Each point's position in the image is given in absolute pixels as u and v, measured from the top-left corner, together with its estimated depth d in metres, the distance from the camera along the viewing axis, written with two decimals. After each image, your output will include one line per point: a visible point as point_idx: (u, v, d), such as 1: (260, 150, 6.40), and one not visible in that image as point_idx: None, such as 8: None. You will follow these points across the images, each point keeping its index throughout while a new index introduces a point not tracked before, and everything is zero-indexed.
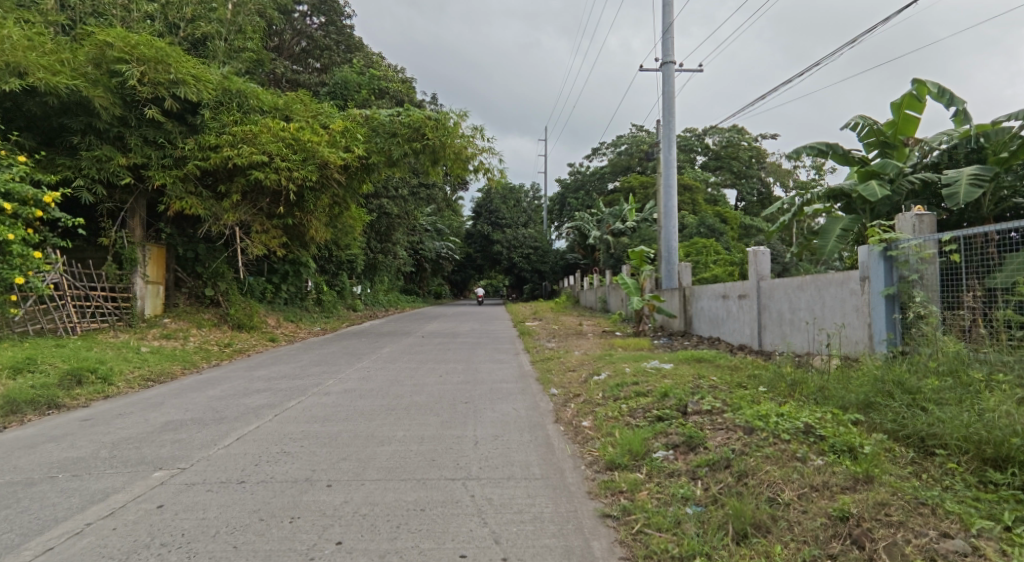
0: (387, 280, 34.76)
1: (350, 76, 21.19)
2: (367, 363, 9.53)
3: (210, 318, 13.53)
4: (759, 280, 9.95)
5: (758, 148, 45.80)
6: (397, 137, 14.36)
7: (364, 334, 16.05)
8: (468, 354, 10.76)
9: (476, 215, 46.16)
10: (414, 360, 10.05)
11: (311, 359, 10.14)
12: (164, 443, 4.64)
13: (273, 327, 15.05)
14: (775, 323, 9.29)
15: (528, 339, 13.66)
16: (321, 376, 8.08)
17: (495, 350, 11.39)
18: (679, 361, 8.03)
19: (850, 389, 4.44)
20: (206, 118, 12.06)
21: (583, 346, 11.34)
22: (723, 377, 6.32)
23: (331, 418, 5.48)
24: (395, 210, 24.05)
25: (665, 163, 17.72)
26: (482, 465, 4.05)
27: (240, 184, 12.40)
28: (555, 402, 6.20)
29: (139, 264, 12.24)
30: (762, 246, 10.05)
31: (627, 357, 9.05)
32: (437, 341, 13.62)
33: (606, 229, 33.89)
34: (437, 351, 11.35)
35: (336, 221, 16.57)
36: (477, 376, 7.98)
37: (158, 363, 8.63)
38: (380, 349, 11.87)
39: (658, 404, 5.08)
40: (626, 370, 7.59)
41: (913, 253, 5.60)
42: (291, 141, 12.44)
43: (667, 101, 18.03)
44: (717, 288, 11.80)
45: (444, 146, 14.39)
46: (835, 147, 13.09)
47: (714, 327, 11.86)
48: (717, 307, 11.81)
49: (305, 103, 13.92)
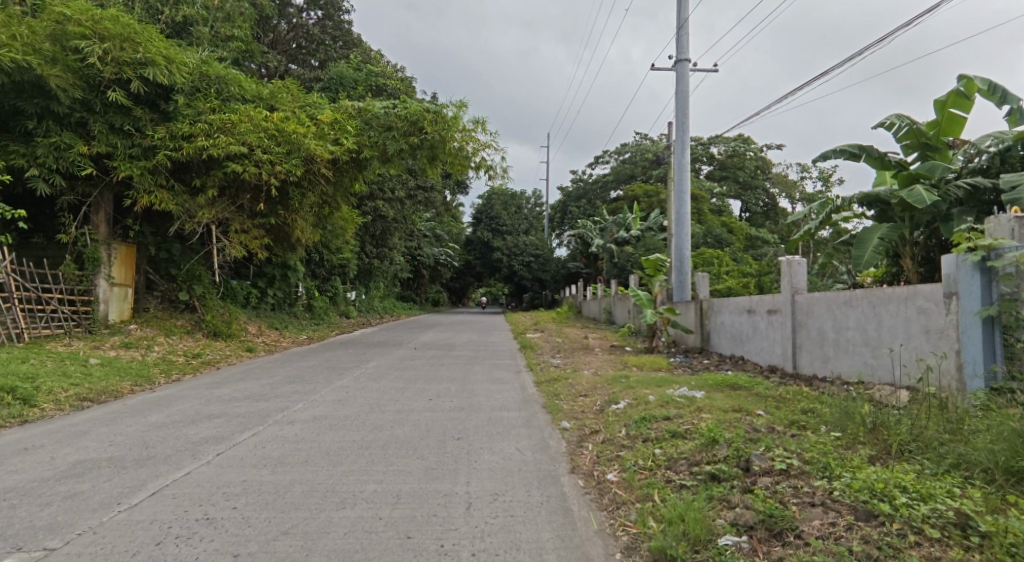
0: (382, 286, 33.57)
1: (345, 70, 20.16)
2: (348, 380, 8.38)
3: (183, 325, 12.39)
4: (794, 294, 8.81)
5: (764, 159, 44.91)
6: (392, 131, 13.30)
7: (353, 344, 14.96)
8: (465, 371, 9.61)
9: (476, 221, 45.11)
10: (402, 377, 8.90)
11: (287, 375, 8.97)
12: (52, 498, 3.46)
13: (253, 335, 13.92)
14: (815, 343, 8.17)
15: (529, 353, 12.54)
16: (292, 398, 6.90)
17: (494, 367, 10.24)
18: (709, 388, 6.87)
19: (976, 447, 3.38)
20: (180, 105, 10.93)
21: (592, 363, 10.22)
22: (773, 415, 5.18)
23: (286, 461, 4.31)
24: (391, 214, 22.98)
25: (678, 168, 16.67)
26: (477, 549, 2.90)
27: (217, 178, 11.25)
28: (568, 441, 5.05)
29: (102, 264, 11.09)
30: (797, 256, 8.93)
31: (645, 379, 7.91)
32: (432, 354, 12.51)
33: (609, 237, 32.87)
34: (430, 367, 10.22)
35: (325, 221, 15.49)
36: (473, 401, 6.83)
37: (105, 378, 7.44)
38: (368, 363, 10.76)
39: (707, 453, 3.94)
40: (648, 398, 6.46)
41: (1018, 265, 4.50)
42: (275, 131, 11.30)
43: (680, 101, 16.98)
44: (742, 301, 10.65)
45: (443, 140, 13.36)
46: (868, 149, 11.91)
47: (737, 345, 10.72)
48: (741, 322, 10.66)
49: (292, 92, 12.83)
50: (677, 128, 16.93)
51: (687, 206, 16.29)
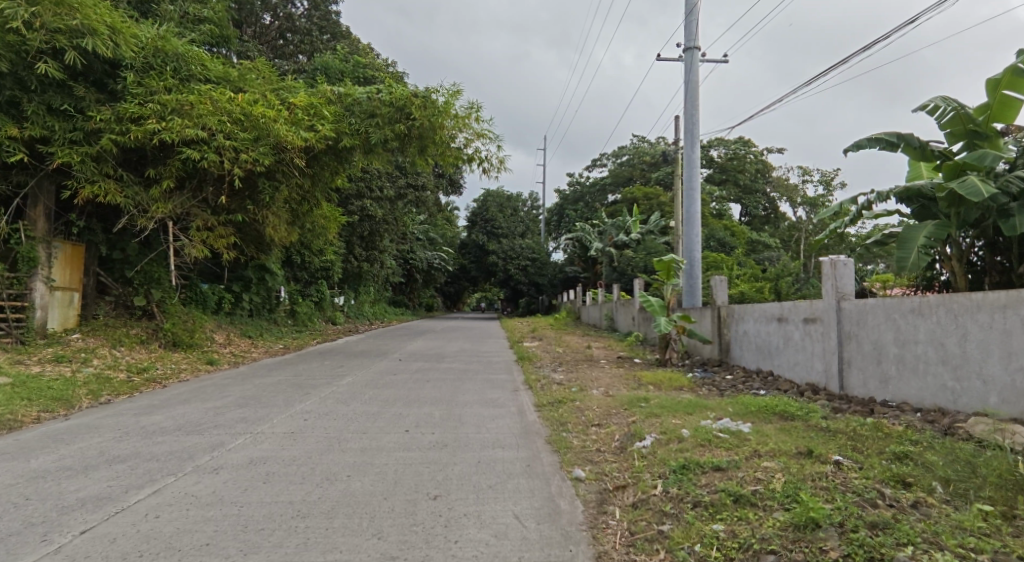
0: (372, 290, 32.20)
1: (331, 61, 18.80)
2: (313, 403, 7.01)
3: (137, 334, 11.08)
4: (839, 301, 7.48)
5: (765, 162, 43.75)
6: (375, 118, 11.92)
7: (331, 354, 13.66)
8: (454, 390, 8.28)
9: (471, 224, 43.78)
10: (378, 398, 7.57)
11: (243, 395, 7.61)
12: None
13: (219, 344, 12.64)
14: (870, 360, 6.84)
15: (527, 366, 11.22)
16: (234, 431, 5.54)
17: (488, 384, 8.90)
18: (750, 417, 5.56)
19: None
20: (129, 83, 9.56)
21: (600, 380, 8.91)
22: (861, 465, 3.86)
23: (176, 545, 2.96)
24: (380, 215, 21.63)
25: (688, 164, 15.41)
26: None
27: (173, 167, 9.89)
28: (585, 502, 3.73)
29: (40, 266, 9.75)
30: (842, 256, 7.59)
31: (667, 402, 6.61)
32: (418, 367, 11.20)
33: (608, 241, 31.66)
34: (413, 384, 8.87)
35: (303, 219, 14.16)
36: (461, 435, 5.50)
37: (8, 403, 6.10)
38: (343, 378, 9.43)
39: (807, 547, 2.61)
40: (681, 431, 5.12)
41: None
42: (240, 115, 9.94)
43: (689, 93, 15.74)
44: (771, 309, 9.32)
45: (433, 128, 12.07)
46: (909, 137, 10.40)
47: (766, 359, 9.38)
48: (770, 333, 9.34)
49: (263, 73, 11.46)
50: (685, 122, 15.70)
51: (696, 205, 15.06)
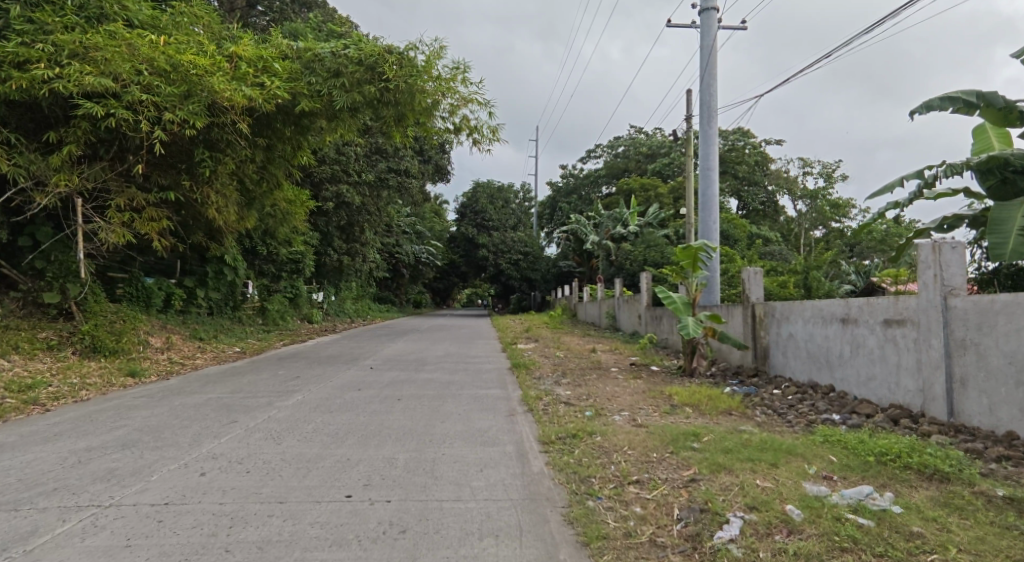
0: (353, 286, 30.21)
1: (298, 27, 16.62)
2: (230, 441, 5.03)
3: (47, 339, 9.09)
4: (947, 297, 5.57)
5: (764, 153, 42.02)
6: (340, 77, 9.70)
7: (294, 360, 11.73)
8: (430, 415, 6.33)
9: (460, 217, 41.80)
10: (327, 428, 5.62)
11: (143, 428, 5.61)
12: None
13: (155, 348, 10.67)
14: (1003, 380, 5.01)
15: (524, 375, 9.30)
16: (75, 502, 3.55)
17: (476, 405, 6.94)
18: (877, 477, 3.63)
19: None
20: (14, 19, 7.50)
21: (620, 398, 6.98)
22: None
23: None
24: (359, 203, 19.57)
25: (703, 141, 13.57)
26: None
27: (76, 130, 7.88)
28: None
29: None
30: (949, 237, 5.68)
31: (729, 439, 4.68)
32: (392, 377, 9.23)
33: (605, 234, 29.81)
34: (379, 406, 6.90)
35: (259, 201, 12.16)
36: (430, 510, 3.54)
37: None
38: (293, 395, 7.49)
39: None
40: (785, 508, 3.17)
41: None
42: (162, 65, 7.90)
43: (704, 61, 13.87)
44: (831, 308, 7.41)
45: (410, 92, 10.01)
46: (994, 95, 8.34)
47: (825, 369, 7.49)
48: (829, 337, 7.44)
49: (201, 18, 9.32)
50: (701, 93, 13.78)
51: (712, 188, 13.23)
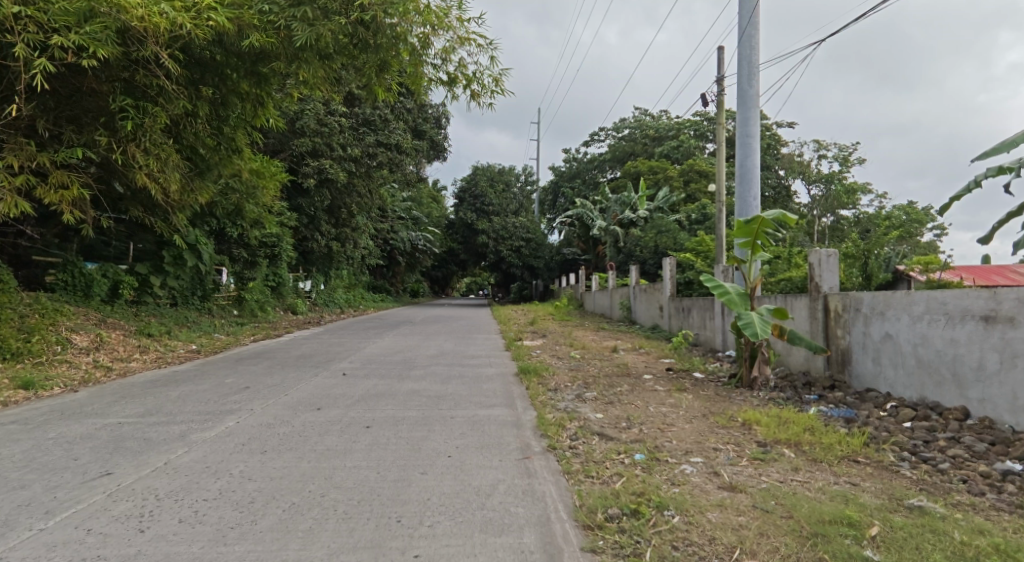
0: (343, 275, 28.09)
1: None
2: (56, 530, 2.97)
3: None
4: None
5: (776, 136, 39.85)
6: (301, 5, 7.60)
7: (255, 361, 9.72)
8: (406, 462, 4.26)
9: (459, 202, 39.64)
10: (239, 492, 3.57)
11: None
12: None
13: (79, 350, 8.70)
14: None
15: (536, 385, 7.25)
16: None
17: (475, 440, 4.89)
18: None
19: None
20: None
21: (678, 430, 4.93)
22: None
23: None
24: (344, 180, 17.45)
25: (743, 103, 11.50)
26: None
27: None
28: None
29: None
30: None
31: (924, 542, 2.67)
32: (367, 389, 7.16)
33: (611, 219, 27.77)
34: (337, 441, 4.84)
35: (213, 169, 10.08)
36: None
37: None
38: (224, 422, 5.43)
39: None
40: None
41: None
42: None
43: (745, 9, 11.74)
44: (960, 301, 5.36)
45: (388, 28, 7.97)
46: None
47: (953, 385, 5.41)
48: (957, 342, 5.39)
49: None
50: (742, 45, 11.69)
51: (754, 158, 11.19)
